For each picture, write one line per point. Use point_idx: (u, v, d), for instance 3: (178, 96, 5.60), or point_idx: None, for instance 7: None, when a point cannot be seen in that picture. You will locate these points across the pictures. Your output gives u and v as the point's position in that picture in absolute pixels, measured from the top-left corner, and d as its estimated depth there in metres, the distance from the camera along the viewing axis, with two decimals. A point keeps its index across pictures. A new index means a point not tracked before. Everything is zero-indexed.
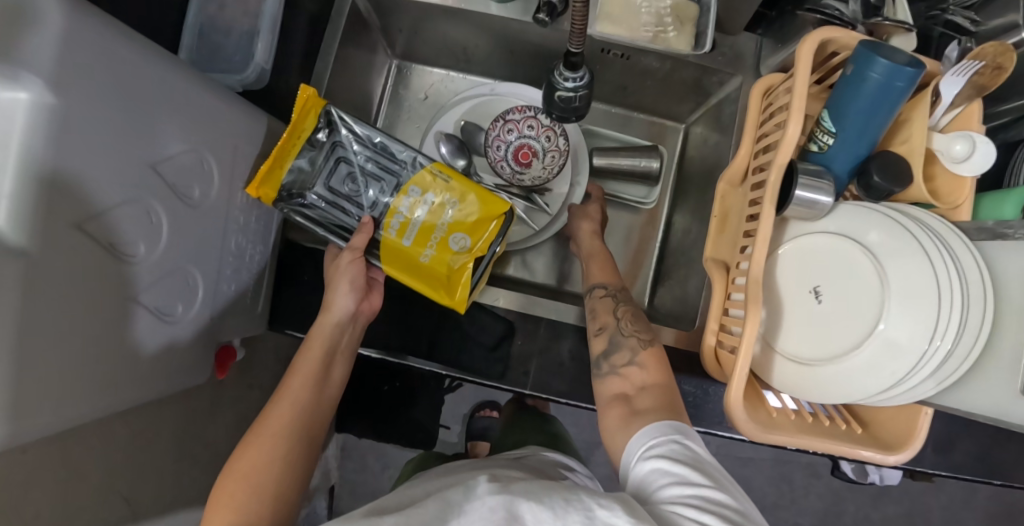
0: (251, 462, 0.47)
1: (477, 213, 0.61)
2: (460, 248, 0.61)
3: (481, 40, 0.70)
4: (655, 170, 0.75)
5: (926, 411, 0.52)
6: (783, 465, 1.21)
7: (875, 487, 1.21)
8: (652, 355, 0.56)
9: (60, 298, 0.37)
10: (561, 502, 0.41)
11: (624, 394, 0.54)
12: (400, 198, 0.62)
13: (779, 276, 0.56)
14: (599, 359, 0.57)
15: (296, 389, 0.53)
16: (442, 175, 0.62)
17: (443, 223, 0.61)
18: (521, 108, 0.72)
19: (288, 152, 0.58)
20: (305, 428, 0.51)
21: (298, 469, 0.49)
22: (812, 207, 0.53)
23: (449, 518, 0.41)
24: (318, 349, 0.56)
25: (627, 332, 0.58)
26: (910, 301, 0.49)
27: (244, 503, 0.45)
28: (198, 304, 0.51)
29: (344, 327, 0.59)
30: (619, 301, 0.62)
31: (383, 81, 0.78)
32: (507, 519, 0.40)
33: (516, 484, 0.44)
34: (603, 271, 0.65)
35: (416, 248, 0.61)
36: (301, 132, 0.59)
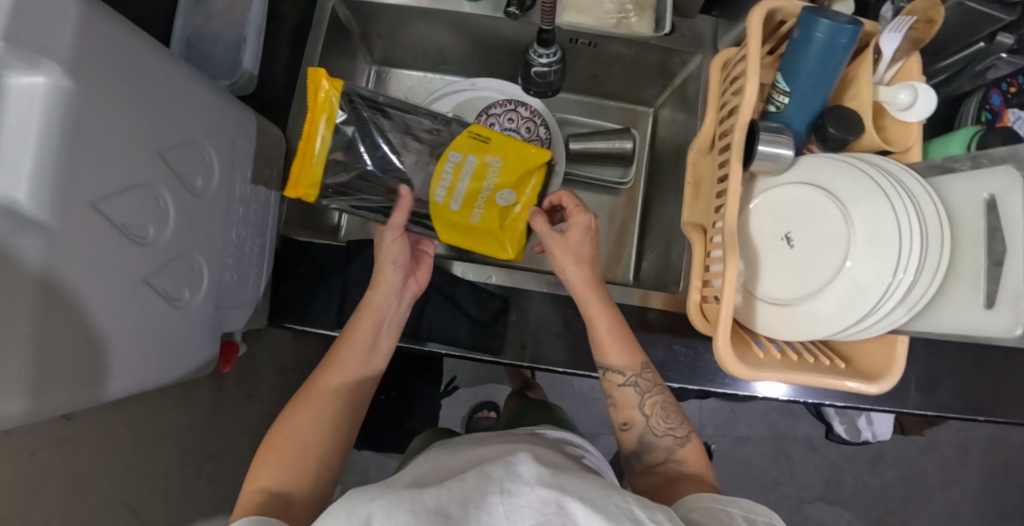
0: (294, 427, 0.53)
1: (517, 167, 0.68)
2: (505, 203, 0.69)
3: (457, 39, 0.75)
4: (629, 151, 0.79)
5: (900, 339, 0.55)
6: (780, 440, 1.23)
7: (870, 454, 1.24)
8: (691, 451, 0.58)
9: (80, 274, 0.39)
10: (613, 508, 0.42)
11: (663, 486, 0.56)
12: (443, 164, 0.68)
13: (753, 227, 0.60)
14: (632, 455, 0.59)
15: (347, 362, 0.57)
16: (479, 137, 0.68)
17: (488, 183, 0.68)
18: (501, 102, 0.76)
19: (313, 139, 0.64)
20: (347, 400, 0.56)
21: (340, 437, 0.54)
22: (775, 160, 0.57)
23: (491, 491, 0.43)
24: (368, 322, 0.59)
25: (661, 432, 0.58)
26: (875, 241, 0.53)
27: (283, 462, 0.50)
28: (205, 291, 0.53)
29: (392, 302, 0.60)
30: (644, 390, 0.59)
31: (364, 85, 0.81)
32: (559, 512, 0.41)
33: (562, 474, 0.46)
34: (621, 350, 0.60)
35: (465, 210, 0.69)
36: (321, 122, 0.63)
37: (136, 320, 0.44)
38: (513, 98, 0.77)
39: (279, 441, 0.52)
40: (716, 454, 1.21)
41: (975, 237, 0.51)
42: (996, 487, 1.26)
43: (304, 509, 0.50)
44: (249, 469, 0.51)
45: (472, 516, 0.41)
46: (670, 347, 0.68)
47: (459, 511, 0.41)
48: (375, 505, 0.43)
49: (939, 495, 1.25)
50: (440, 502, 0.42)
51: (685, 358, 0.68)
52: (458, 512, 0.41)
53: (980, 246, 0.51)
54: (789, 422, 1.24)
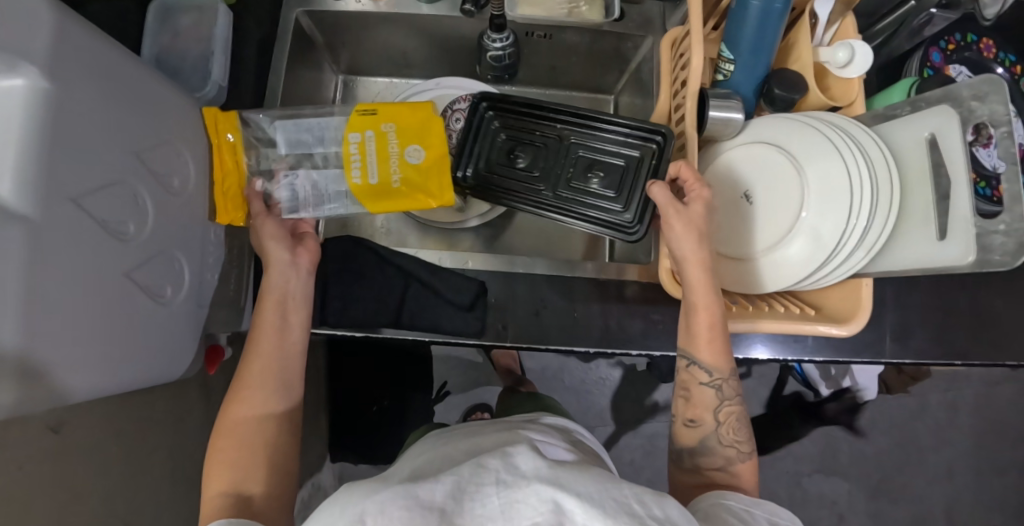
0: (233, 425, 0.55)
1: (412, 126, 0.69)
2: (418, 156, 0.68)
3: (418, 42, 0.78)
4: None
5: (865, 281, 0.57)
6: (773, 416, 1.25)
7: (863, 421, 1.26)
8: (748, 467, 0.58)
9: (62, 266, 0.40)
10: (611, 501, 0.42)
11: (704, 485, 0.58)
12: (346, 148, 0.66)
13: (714, 188, 0.63)
14: (686, 453, 0.60)
15: (263, 351, 0.57)
16: (367, 111, 0.68)
17: (392, 148, 0.67)
18: (466, 97, 0.78)
19: (230, 169, 0.60)
20: (278, 386, 0.57)
21: (280, 420, 0.57)
22: (728, 124, 0.61)
23: (487, 482, 0.43)
24: (271, 303, 0.59)
25: (725, 441, 0.58)
26: (826, 191, 0.56)
27: (232, 461, 0.53)
28: (187, 288, 0.54)
29: (289, 276, 0.60)
30: (725, 397, 0.59)
31: (332, 94, 0.84)
32: (556, 511, 0.40)
33: (561, 466, 0.46)
34: (714, 351, 0.58)
35: (384, 178, 0.67)
36: (229, 148, 0.59)
37: (120, 314, 0.45)
38: (476, 93, 0.79)
39: (225, 442, 0.54)
40: None
41: (921, 178, 0.55)
42: (989, 444, 1.28)
43: (263, 499, 0.53)
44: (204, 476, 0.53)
45: (466, 509, 0.41)
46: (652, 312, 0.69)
47: (453, 503, 0.41)
48: (368, 501, 0.42)
49: (933, 457, 1.27)
50: (436, 495, 0.42)
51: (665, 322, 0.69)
52: (452, 505, 0.41)
53: (926, 187, 0.54)
54: (780, 396, 1.25)
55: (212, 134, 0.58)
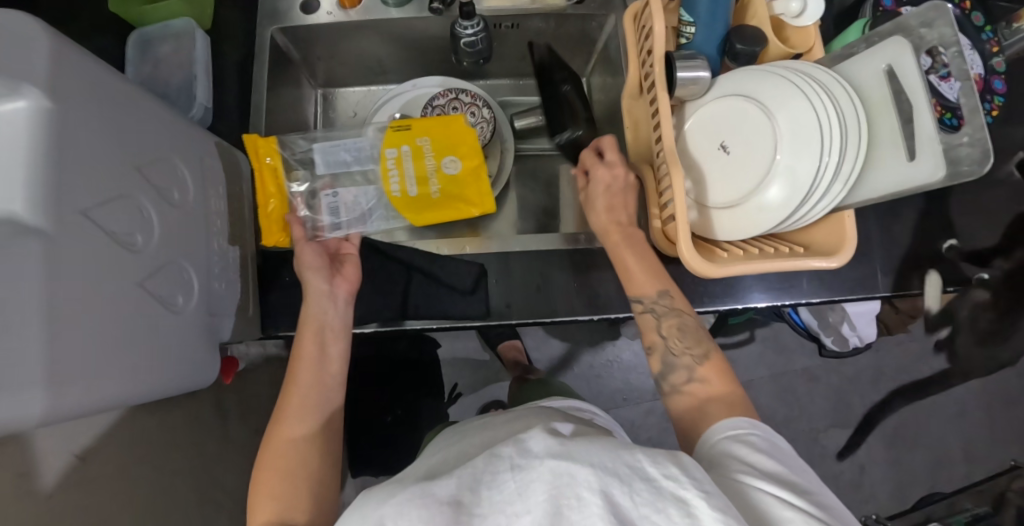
0: (277, 453, 0.56)
1: (444, 139, 0.76)
2: (453, 168, 0.76)
3: (392, 49, 0.80)
4: None
5: (848, 213, 0.59)
6: (782, 377, 1.27)
7: (870, 371, 1.28)
8: (712, 369, 0.59)
9: (78, 276, 0.41)
10: (624, 467, 0.41)
11: (696, 407, 0.57)
12: (385, 162, 0.75)
13: (691, 147, 0.66)
14: (659, 380, 0.61)
15: (302, 380, 0.59)
16: (401, 128, 0.76)
17: (429, 162, 0.76)
18: (443, 93, 0.80)
19: (272, 190, 0.71)
20: (317, 406, 0.59)
21: (323, 450, 0.58)
22: (695, 83, 0.63)
23: (500, 469, 0.42)
24: (310, 333, 0.62)
25: (678, 352, 0.61)
26: (797, 131, 0.58)
27: (277, 492, 0.54)
28: (197, 296, 0.55)
29: (325, 307, 0.63)
30: (663, 313, 0.63)
31: (313, 109, 0.86)
32: (572, 488, 0.39)
33: (574, 440, 0.45)
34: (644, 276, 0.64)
35: (423, 189, 0.76)
36: (268, 170, 0.71)
37: (137, 321, 0.47)
38: (452, 87, 0.81)
39: (267, 473, 0.55)
40: None
41: (884, 108, 0.57)
42: (998, 378, 1.31)
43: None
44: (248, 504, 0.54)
45: (483, 498, 0.40)
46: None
47: (470, 495, 0.41)
48: (386, 507, 0.42)
49: (944, 397, 1.30)
50: (451, 491, 0.41)
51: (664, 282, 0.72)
52: (469, 497, 0.41)
53: (890, 115, 0.57)
54: (787, 357, 1.27)
55: (252, 159, 0.70)
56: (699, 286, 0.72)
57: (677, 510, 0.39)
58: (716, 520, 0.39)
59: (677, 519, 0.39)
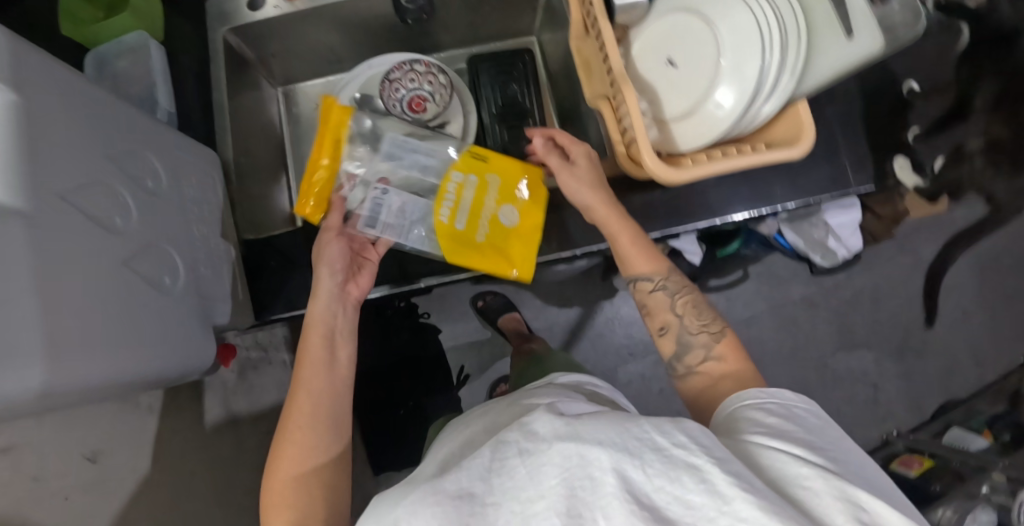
0: (285, 465, 0.54)
1: (509, 184, 0.76)
2: (507, 220, 0.75)
3: (342, 36, 0.83)
4: (522, 74, 0.84)
5: (801, 103, 0.60)
6: (782, 309, 1.28)
7: (867, 289, 1.30)
8: (727, 346, 0.60)
9: (62, 255, 0.42)
10: (633, 440, 0.38)
11: (709, 386, 0.58)
12: (445, 185, 0.74)
13: (641, 69, 0.67)
14: (673, 361, 0.62)
15: (308, 382, 0.58)
16: (479, 157, 0.75)
17: (490, 203, 0.75)
18: (398, 66, 0.78)
19: (326, 157, 0.73)
20: (325, 407, 0.57)
21: (333, 454, 0.56)
22: (634, 8, 0.65)
23: (510, 456, 0.39)
24: (319, 336, 0.60)
25: (694, 331, 0.62)
26: (736, 32, 0.60)
27: (291, 502, 0.52)
28: (184, 277, 0.57)
29: (335, 309, 0.63)
30: (676, 291, 0.64)
31: (276, 107, 0.89)
32: (584, 470, 0.36)
33: (581, 417, 0.41)
34: (647, 259, 0.65)
35: (469, 230, 0.75)
36: (329, 141, 0.73)
37: (127, 297, 0.48)
38: (407, 59, 0.78)
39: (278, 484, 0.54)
40: None
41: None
42: (993, 277, 1.32)
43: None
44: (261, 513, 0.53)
45: (494, 487, 0.37)
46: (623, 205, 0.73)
47: (482, 485, 0.38)
48: (400, 506, 0.39)
49: (943, 304, 1.31)
50: (462, 482, 0.38)
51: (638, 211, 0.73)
52: (481, 487, 0.38)
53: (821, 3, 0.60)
54: (784, 289, 1.28)
55: (322, 123, 0.73)
56: (673, 209, 0.74)
57: (691, 478, 0.36)
58: (732, 484, 0.36)
59: (693, 487, 0.36)
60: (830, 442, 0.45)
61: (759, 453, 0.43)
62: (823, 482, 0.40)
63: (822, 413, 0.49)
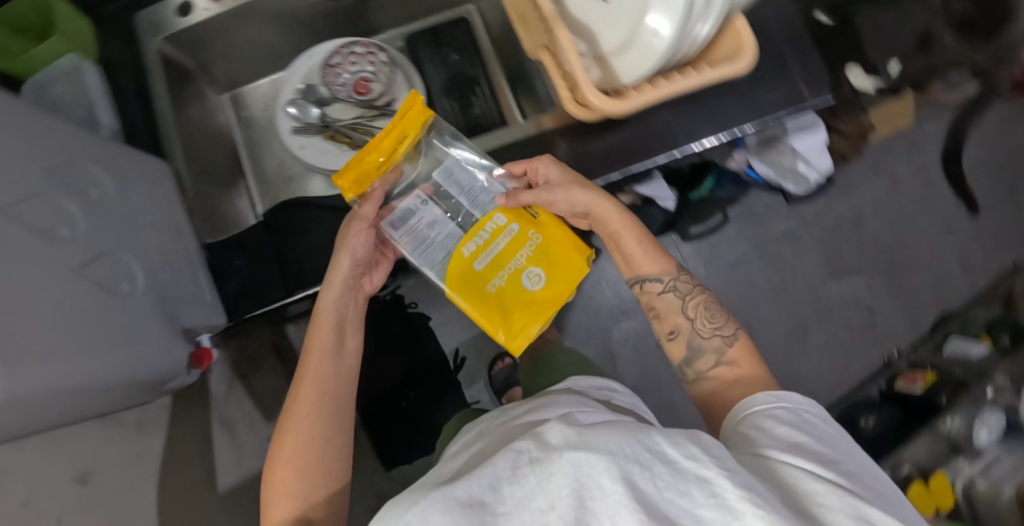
0: (289, 447, 0.55)
1: (555, 253, 0.68)
2: (528, 284, 0.66)
3: (279, 31, 0.83)
4: (465, 40, 0.81)
5: (738, 15, 0.60)
6: (766, 246, 1.28)
7: (846, 213, 1.31)
8: (740, 351, 0.60)
9: (11, 267, 0.42)
10: (643, 451, 0.37)
11: (721, 388, 0.58)
12: (486, 222, 0.67)
13: (580, 17, 0.68)
14: (684, 365, 0.62)
15: (316, 370, 0.59)
16: (533, 213, 0.69)
17: (519, 258, 0.67)
18: (337, 51, 0.76)
19: (387, 147, 0.68)
20: (332, 393, 0.59)
21: (333, 443, 0.57)
22: None
23: (523, 466, 0.39)
24: (330, 324, 0.62)
25: (707, 334, 0.62)
26: None
27: (294, 490, 0.54)
28: (142, 282, 0.56)
29: (348, 301, 0.64)
30: (684, 293, 0.64)
31: (225, 113, 0.88)
32: (593, 478, 0.36)
33: (593, 429, 0.41)
34: (654, 261, 0.65)
35: (486, 274, 0.66)
36: (400, 136, 0.68)
37: (83, 305, 0.48)
38: (345, 43, 0.77)
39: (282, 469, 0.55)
40: (719, 287, 1.25)
41: None
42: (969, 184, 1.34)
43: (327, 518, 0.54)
44: (263, 496, 0.55)
45: (505, 496, 0.37)
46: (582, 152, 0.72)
47: (492, 494, 0.38)
48: (410, 512, 0.39)
49: (924, 218, 1.32)
50: (472, 491, 0.38)
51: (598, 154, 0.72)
52: (492, 496, 0.37)
53: None
54: (766, 226, 1.28)
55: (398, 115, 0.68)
56: (633, 149, 0.73)
57: (702, 492, 0.35)
58: (743, 498, 0.35)
59: (703, 502, 0.35)
60: (840, 453, 0.45)
61: (773, 470, 0.42)
62: (838, 499, 0.39)
63: (831, 421, 0.49)
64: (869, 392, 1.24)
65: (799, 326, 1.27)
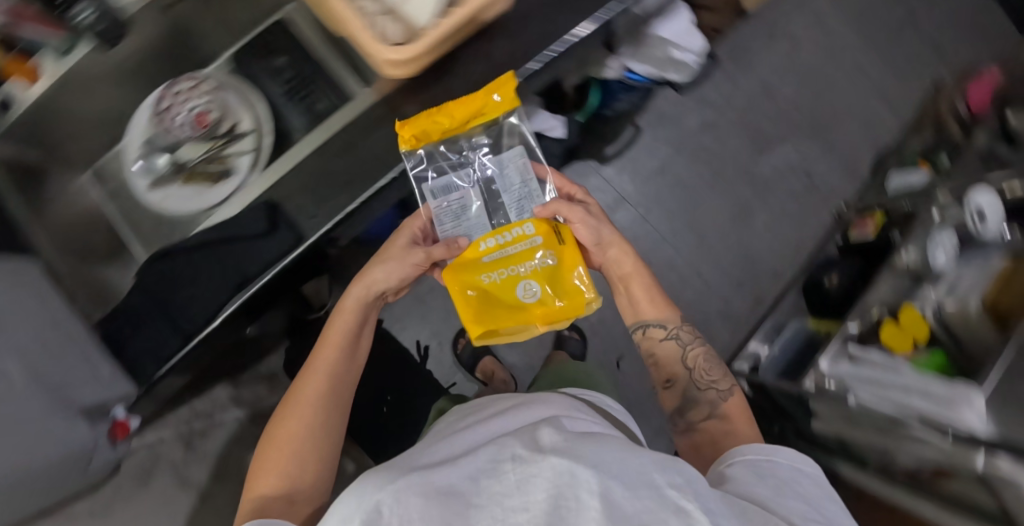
0: (290, 426, 0.56)
1: (564, 275, 0.67)
2: (520, 292, 0.66)
3: (116, 87, 0.81)
4: (289, 40, 0.79)
5: None
6: (689, 142, 1.26)
7: (756, 86, 1.30)
8: (732, 407, 0.62)
9: None
10: (632, 474, 0.40)
11: (712, 442, 0.59)
12: (514, 225, 0.66)
13: None
14: (675, 414, 0.64)
15: (324, 359, 0.61)
16: (562, 236, 0.66)
17: (524, 266, 0.66)
18: (163, 94, 0.75)
19: (461, 114, 0.67)
20: (336, 380, 0.60)
21: (329, 434, 0.57)
22: None
23: (504, 465, 0.42)
24: (350, 318, 0.64)
25: (704, 386, 0.64)
26: None
27: (283, 468, 0.53)
28: (19, 377, 0.56)
29: (371, 303, 0.66)
30: (685, 342, 0.67)
31: (94, 191, 0.82)
32: (570, 482, 0.39)
33: (582, 441, 0.45)
34: (658, 309, 0.67)
35: (485, 269, 0.66)
36: (481, 117, 0.67)
37: None
38: (168, 85, 0.75)
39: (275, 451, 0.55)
40: (654, 196, 1.23)
41: None
42: (864, 23, 1.35)
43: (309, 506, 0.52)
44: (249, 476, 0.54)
45: (481, 488, 0.40)
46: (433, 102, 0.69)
47: (468, 484, 0.41)
48: (382, 490, 0.41)
49: (831, 67, 1.33)
50: (450, 480, 0.42)
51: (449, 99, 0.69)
52: (470, 487, 0.41)
53: None
54: (681, 123, 1.26)
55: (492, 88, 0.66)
56: (484, 81, 0.69)
57: (679, 520, 0.38)
58: None
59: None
60: (824, 514, 0.46)
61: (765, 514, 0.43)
62: None
63: (822, 483, 0.51)
64: (828, 252, 1.23)
65: (743, 209, 1.26)
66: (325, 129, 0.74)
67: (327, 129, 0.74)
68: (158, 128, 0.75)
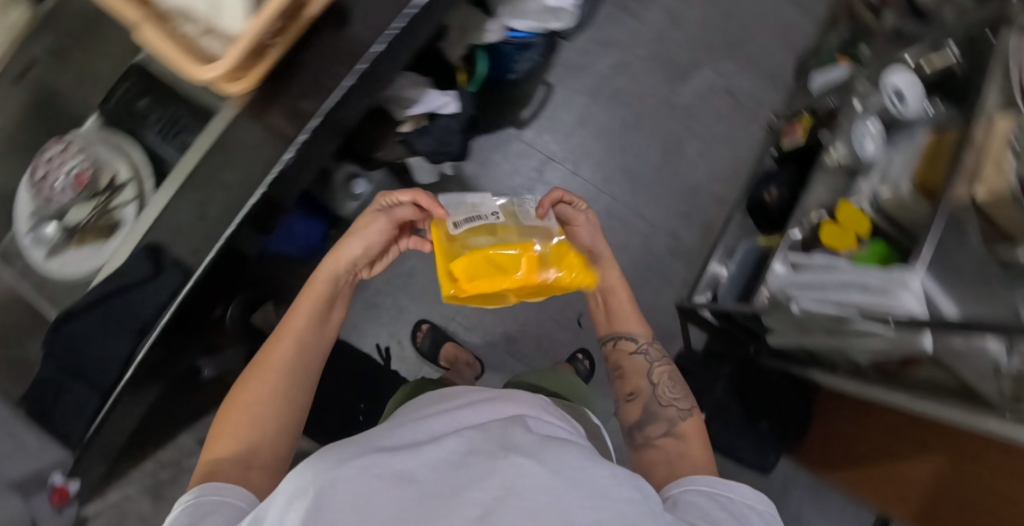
0: (249, 390, 0.59)
1: (564, 257, 0.70)
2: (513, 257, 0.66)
3: None
4: (141, 79, 0.76)
5: None
6: (606, 87, 1.24)
7: (664, 17, 1.28)
8: (687, 426, 0.67)
9: None
10: (586, 484, 0.44)
11: (664, 458, 0.63)
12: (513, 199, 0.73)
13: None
14: (636, 427, 0.69)
15: (292, 329, 0.64)
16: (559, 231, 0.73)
17: (525, 242, 0.69)
18: (39, 163, 0.76)
19: (504, 263, 0.67)
20: (301, 349, 0.63)
21: (289, 404, 0.60)
22: None
23: (471, 461, 0.46)
24: (319, 290, 0.68)
25: (664, 402, 0.70)
26: None
27: (239, 431, 0.56)
28: None
29: (341, 277, 0.70)
30: (653, 360, 0.75)
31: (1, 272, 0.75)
32: (526, 482, 0.43)
33: (547, 443, 0.49)
34: (636, 324, 0.77)
35: (485, 237, 0.67)
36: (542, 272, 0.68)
37: None
38: (43, 153, 0.76)
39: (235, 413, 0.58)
40: (580, 149, 1.21)
41: None
42: None
43: (263, 473, 0.54)
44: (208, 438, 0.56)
45: (443, 478, 0.44)
46: (294, 104, 0.66)
47: (432, 473, 0.45)
48: (342, 468, 0.44)
49: None
50: (413, 467, 0.45)
51: (307, 100, 0.67)
52: (429, 475, 0.45)
53: None
54: (594, 70, 1.24)
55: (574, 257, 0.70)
56: (335, 71, 0.67)
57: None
58: None
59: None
60: None
61: None
62: None
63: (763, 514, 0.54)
64: (765, 166, 1.21)
65: (672, 142, 1.25)
66: (190, 155, 0.67)
67: (195, 154, 0.67)
68: (35, 195, 0.75)
